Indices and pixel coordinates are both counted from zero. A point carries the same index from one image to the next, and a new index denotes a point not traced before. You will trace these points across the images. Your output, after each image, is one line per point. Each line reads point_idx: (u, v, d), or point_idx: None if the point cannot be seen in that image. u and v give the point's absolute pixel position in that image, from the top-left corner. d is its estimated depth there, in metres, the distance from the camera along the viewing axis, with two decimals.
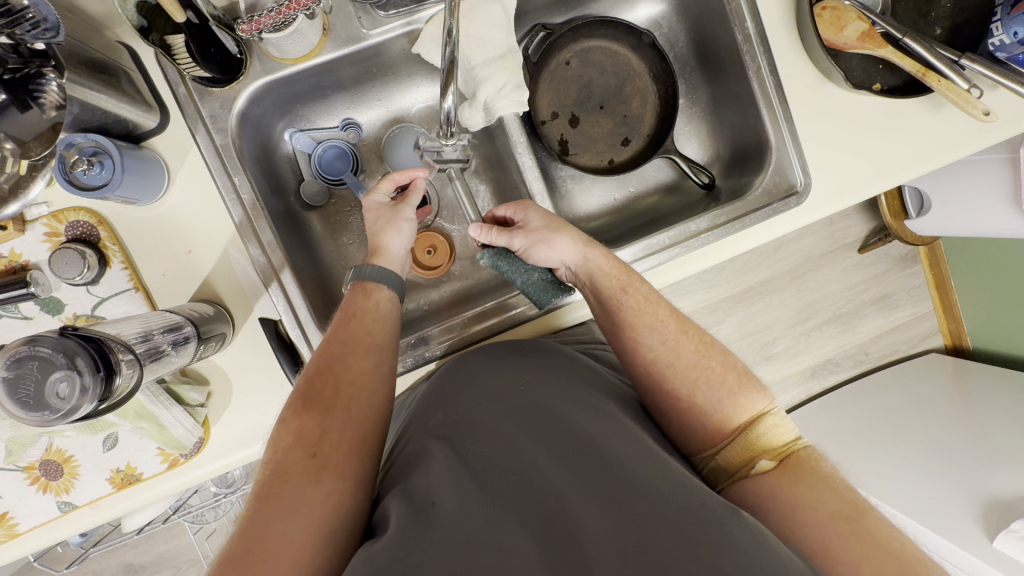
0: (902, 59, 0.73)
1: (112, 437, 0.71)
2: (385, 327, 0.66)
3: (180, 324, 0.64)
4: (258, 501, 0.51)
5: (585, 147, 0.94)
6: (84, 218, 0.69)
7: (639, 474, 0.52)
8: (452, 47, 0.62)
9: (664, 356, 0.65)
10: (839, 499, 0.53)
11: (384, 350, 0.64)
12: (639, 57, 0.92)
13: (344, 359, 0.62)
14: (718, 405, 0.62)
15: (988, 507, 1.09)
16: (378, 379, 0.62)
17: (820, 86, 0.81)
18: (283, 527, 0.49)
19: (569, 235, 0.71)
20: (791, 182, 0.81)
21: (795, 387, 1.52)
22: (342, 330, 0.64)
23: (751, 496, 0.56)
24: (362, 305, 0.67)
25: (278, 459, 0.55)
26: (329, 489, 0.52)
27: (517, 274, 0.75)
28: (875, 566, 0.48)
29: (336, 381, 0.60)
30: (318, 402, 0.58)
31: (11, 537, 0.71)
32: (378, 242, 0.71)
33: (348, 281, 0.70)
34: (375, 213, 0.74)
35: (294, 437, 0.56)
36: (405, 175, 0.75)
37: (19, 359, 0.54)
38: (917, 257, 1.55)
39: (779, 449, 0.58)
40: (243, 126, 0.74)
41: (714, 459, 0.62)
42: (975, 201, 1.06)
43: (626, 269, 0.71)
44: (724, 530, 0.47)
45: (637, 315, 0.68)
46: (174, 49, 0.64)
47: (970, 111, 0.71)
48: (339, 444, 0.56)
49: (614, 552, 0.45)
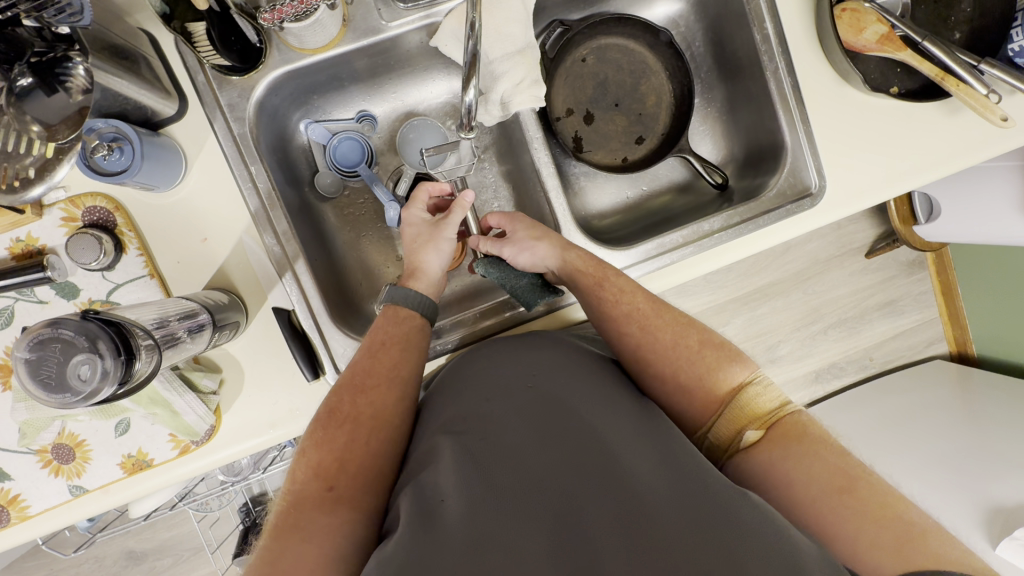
0: (921, 64, 0.73)
1: (125, 422, 0.71)
2: (410, 353, 0.67)
3: (196, 311, 0.65)
4: (274, 534, 0.52)
5: (599, 144, 0.94)
6: (101, 203, 0.70)
7: (648, 467, 0.52)
8: (475, 40, 0.62)
9: (641, 341, 0.67)
10: (832, 472, 0.53)
11: (408, 384, 0.65)
12: (655, 55, 0.92)
13: (364, 391, 0.63)
14: (699, 382, 0.63)
15: (990, 515, 1.09)
16: (400, 414, 0.63)
17: (837, 87, 0.81)
18: (296, 560, 0.49)
19: (550, 242, 0.75)
20: (806, 184, 0.81)
21: (799, 390, 1.53)
22: (365, 362, 0.66)
23: (749, 474, 0.56)
24: (391, 334, 0.69)
25: (295, 493, 0.56)
26: (343, 518, 0.53)
27: (506, 280, 0.77)
28: (870, 536, 0.49)
29: (357, 414, 0.61)
30: (338, 435, 0.59)
31: (23, 519, 0.71)
32: (417, 260, 0.75)
33: (382, 301, 0.72)
34: (416, 229, 0.77)
35: (313, 468, 0.57)
36: (437, 187, 0.79)
37: (42, 341, 0.54)
38: (924, 263, 1.55)
39: (764, 417, 0.58)
40: (260, 115, 0.74)
41: (708, 437, 0.62)
42: (986, 207, 1.06)
43: (601, 264, 0.73)
44: (735, 516, 0.47)
45: (613, 306, 0.69)
46: (194, 36, 0.64)
47: (988, 117, 0.71)
48: (354, 475, 0.57)
49: (626, 548, 0.45)
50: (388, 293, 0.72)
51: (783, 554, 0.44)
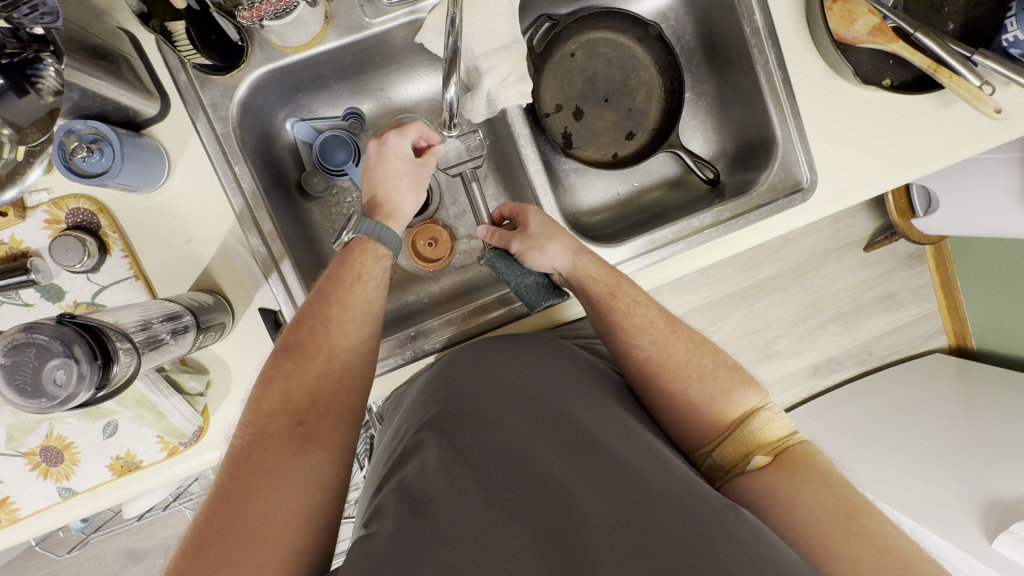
0: (913, 55, 0.72)
1: (112, 424, 0.71)
2: (379, 293, 0.65)
3: (180, 313, 0.64)
4: (237, 470, 0.51)
5: (589, 140, 0.93)
6: (84, 205, 0.69)
7: (640, 467, 0.52)
8: (455, 37, 0.61)
9: (655, 355, 0.65)
10: (837, 499, 0.53)
11: (378, 320, 0.65)
12: (645, 50, 0.91)
13: (339, 325, 0.61)
14: (711, 403, 0.62)
15: (987, 509, 1.09)
16: (367, 355, 0.63)
17: (828, 80, 0.80)
18: (266, 502, 0.49)
19: (562, 243, 0.72)
20: (797, 179, 0.80)
21: (796, 385, 1.52)
22: (342, 293, 0.63)
23: (748, 492, 0.56)
24: (371, 267, 0.66)
25: (259, 427, 0.54)
26: (314, 462, 0.53)
27: (512, 277, 0.75)
28: (873, 564, 0.48)
29: (331, 348, 0.60)
30: (306, 370, 0.58)
31: (13, 522, 0.71)
32: (399, 204, 0.70)
33: (353, 230, 0.67)
34: (405, 162, 0.70)
35: (280, 407, 0.56)
36: (427, 133, 0.74)
37: (17, 346, 0.54)
38: (923, 256, 1.54)
39: (774, 444, 0.58)
40: (243, 115, 0.73)
41: (711, 456, 0.61)
42: (984, 200, 1.05)
43: (614, 273, 0.71)
44: (724, 524, 0.47)
45: (627, 318, 0.67)
46: (174, 34, 0.64)
47: (981, 109, 0.69)
48: (326, 417, 0.57)
49: (614, 550, 0.45)
50: (361, 225, 0.67)
51: (771, 564, 0.44)
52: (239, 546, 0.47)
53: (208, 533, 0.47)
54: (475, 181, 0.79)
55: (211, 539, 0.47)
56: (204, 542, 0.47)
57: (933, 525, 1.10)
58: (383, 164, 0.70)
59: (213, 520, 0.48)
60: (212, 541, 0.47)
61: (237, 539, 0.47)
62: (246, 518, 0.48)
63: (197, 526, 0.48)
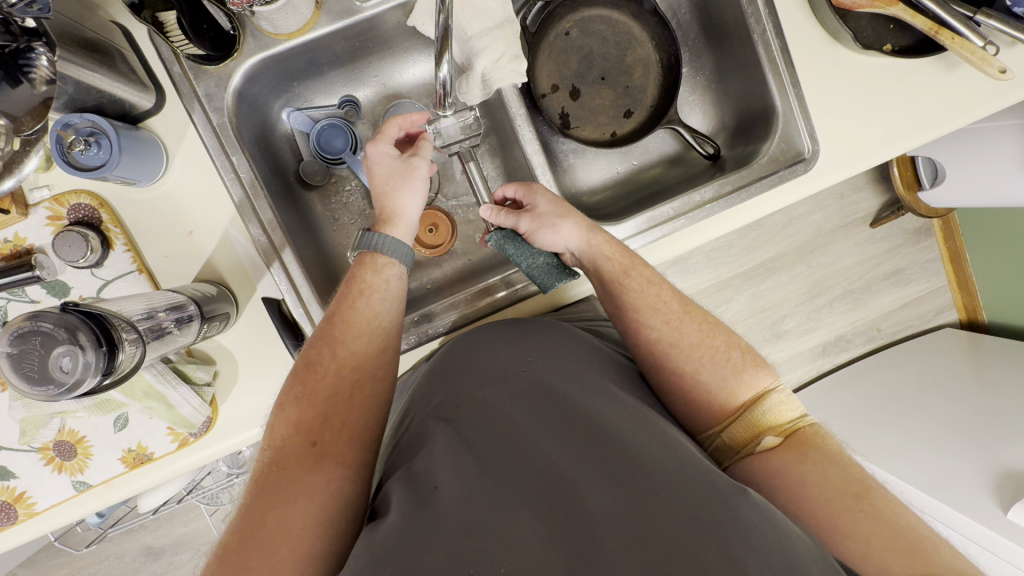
0: (914, 18, 0.69)
1: (123, 417, 0.72)
2: (388, 306, 0.65)
3: (183, 303, 0.65)
4: (257, 490, 0.52)
5: (586, 120, 0.92)
6: (85, 201, 0.70)
7: (650, 455, 0.51)
8: (445, 14, 0.60)
9: (667, 335, 0.64)
10: (849, 478, 0.53)
11: (389, 334, 0.65)
12: (640, 25, 0.89)
13: (346, 343, 0.62)
14: (722, 382, 0.62)
15: (1002, 478, 1.07)
16: (380, 366, 0.62)
17: (825, 47, 0.79)
18: (282, 514, 0.50)
19: (574, 221, 0.71)
20: (798, 149, 0.79)
21: (805, 365, 1.51)
22: (348, 312, 0.63)
23: (757, 471, 0.56)
24: (372, 280, 0.66)
25: (276, 450, 0.55)
26: (329, 477, 0.53)
27: (522, 257, 0.75)
28: (882, 542, 0.48)
29: (338, 365, 0.60)
30: (317, 389, 0.59)
31: (30, 516, 0.72)
32: (392, 206, 0.69)
33: (355, 246, 0.68)
34: (386, 167, 0.70)
35: (293, 426, 0.56)
36: (406, 121, 0.74)
37: (23, 334, 0.55)
38: (930, 229, 1.52)
39: (785, 426, 0.58)
40: (239, 105, 0.73)
41: (720, 437, 0.61)
42: (992, 167, 1.02)
43: (630, 254, 0.70)
44: (734, 510, 0.46)
45: (641, 297, 0.67)
46: (165, 25, 0.63)
47: (986, 69, 0.67)
48: (340, 432, 0.56)
49: (623, 539, 0.44)
50: (366, 240, 0.67)
51: (783, 555, 0.43)
52: (259, 560, 0.47)
53: (231, 551, 0.48)
54: (472, 162, 0.78)
55: (233, 553, 0.48)
56: (228, 559, 0.48)
57: (947, 497, 1.08)
58: (371, 172, 0.71)
59: (233, 539, 0.49)
60: (234, 558, 0.48)
61: (257, 553, 0.48)
62: (262, 534, 0.49)
63: (218, 546, 0.49)
